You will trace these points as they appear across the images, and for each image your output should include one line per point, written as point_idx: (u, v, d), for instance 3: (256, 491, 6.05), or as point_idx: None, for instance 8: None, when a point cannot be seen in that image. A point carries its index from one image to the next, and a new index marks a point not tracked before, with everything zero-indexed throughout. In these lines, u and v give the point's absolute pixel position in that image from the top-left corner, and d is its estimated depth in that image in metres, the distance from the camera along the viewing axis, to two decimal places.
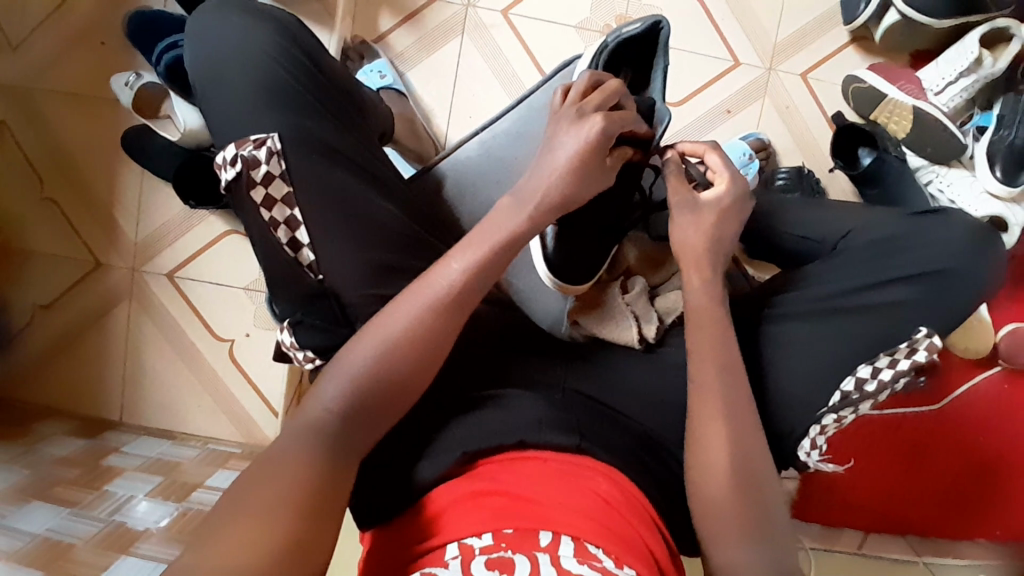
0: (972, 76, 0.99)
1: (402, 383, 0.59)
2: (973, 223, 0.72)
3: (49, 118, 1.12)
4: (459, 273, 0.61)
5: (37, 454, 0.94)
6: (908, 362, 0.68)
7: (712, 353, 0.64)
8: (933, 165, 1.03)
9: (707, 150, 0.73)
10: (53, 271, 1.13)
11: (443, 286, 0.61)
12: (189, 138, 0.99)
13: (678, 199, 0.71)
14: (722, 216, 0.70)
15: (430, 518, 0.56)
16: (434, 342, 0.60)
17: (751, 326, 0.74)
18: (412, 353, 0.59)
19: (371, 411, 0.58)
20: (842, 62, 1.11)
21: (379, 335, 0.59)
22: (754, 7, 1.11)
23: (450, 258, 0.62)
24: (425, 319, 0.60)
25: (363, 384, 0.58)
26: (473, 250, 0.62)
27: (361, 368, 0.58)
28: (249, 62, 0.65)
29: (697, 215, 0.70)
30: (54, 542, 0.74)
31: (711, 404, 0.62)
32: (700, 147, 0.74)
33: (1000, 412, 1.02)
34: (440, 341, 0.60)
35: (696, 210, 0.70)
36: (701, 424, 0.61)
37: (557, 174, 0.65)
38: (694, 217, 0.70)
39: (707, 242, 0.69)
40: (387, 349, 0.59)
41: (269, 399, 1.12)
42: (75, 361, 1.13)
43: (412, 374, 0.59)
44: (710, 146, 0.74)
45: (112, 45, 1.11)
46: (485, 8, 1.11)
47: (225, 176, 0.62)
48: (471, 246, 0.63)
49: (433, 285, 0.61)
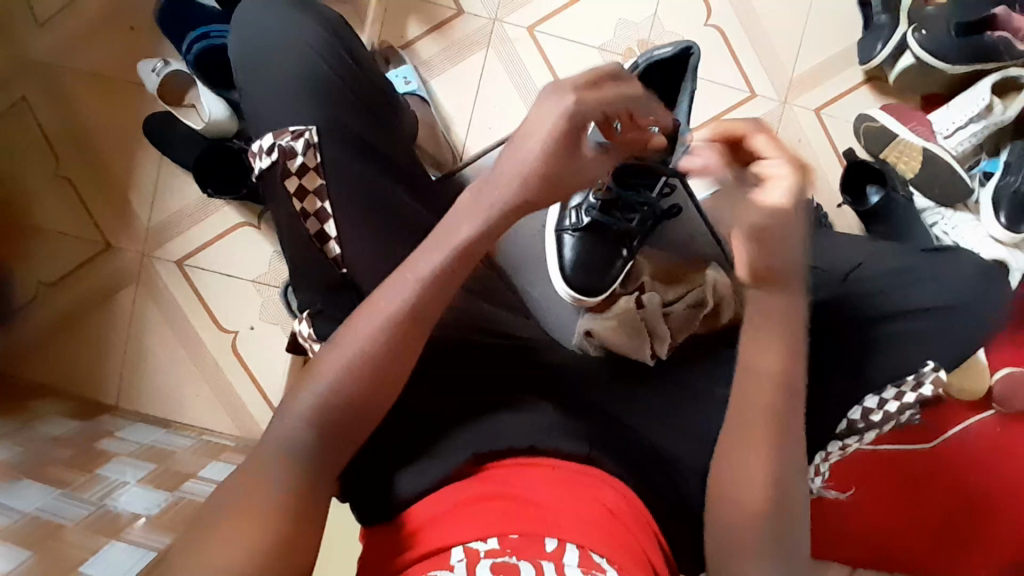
0: (981, 122, 1.03)
1: (387, 366, 0.58)
2: (977, 261, 0.74)
3: (71, 99, 1.12)
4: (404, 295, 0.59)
5: (30, 432, 0.94)
6: (913, 395, 0.71)
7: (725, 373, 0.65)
8: (939, 207, 1.06)
9: (749, 132, 0.63)
10: (62, 250, 1.13)
11: (392, 313, 0.58)
12: (213, 127, 0.99)
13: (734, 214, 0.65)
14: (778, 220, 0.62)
15: (407, 533, 0.56)
16: (387, 368, 0.58)
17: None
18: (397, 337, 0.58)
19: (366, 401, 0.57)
20: (857, 101, 1.13)
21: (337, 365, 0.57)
22: (773, 41, 1.14)
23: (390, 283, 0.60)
24: (377, 348, 0.58)
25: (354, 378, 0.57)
26: (445, 242, 0.61)
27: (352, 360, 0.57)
28: (293, 57, 0.67)
29: (757, 231, 0.62)
30: (43, 523, 0.73)
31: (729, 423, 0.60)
32: (740, 127, 0.64)
33: (993, 455, 1.03)
34: (393, 367, 0.58)
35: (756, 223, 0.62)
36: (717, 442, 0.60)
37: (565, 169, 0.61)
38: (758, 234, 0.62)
39: (783, 251, 0.62)
40: (376, 341, 0.58)
41: (267, 393, 1.11)
42: (75, 342, 1.12)
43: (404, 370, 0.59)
44: (751, 124, 0.63)
45: (140, 30, 1.12)
46: (512, 23, 1.13)
47: (261, 165, 0.65)
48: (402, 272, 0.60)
49: (382, 313, 0.59)
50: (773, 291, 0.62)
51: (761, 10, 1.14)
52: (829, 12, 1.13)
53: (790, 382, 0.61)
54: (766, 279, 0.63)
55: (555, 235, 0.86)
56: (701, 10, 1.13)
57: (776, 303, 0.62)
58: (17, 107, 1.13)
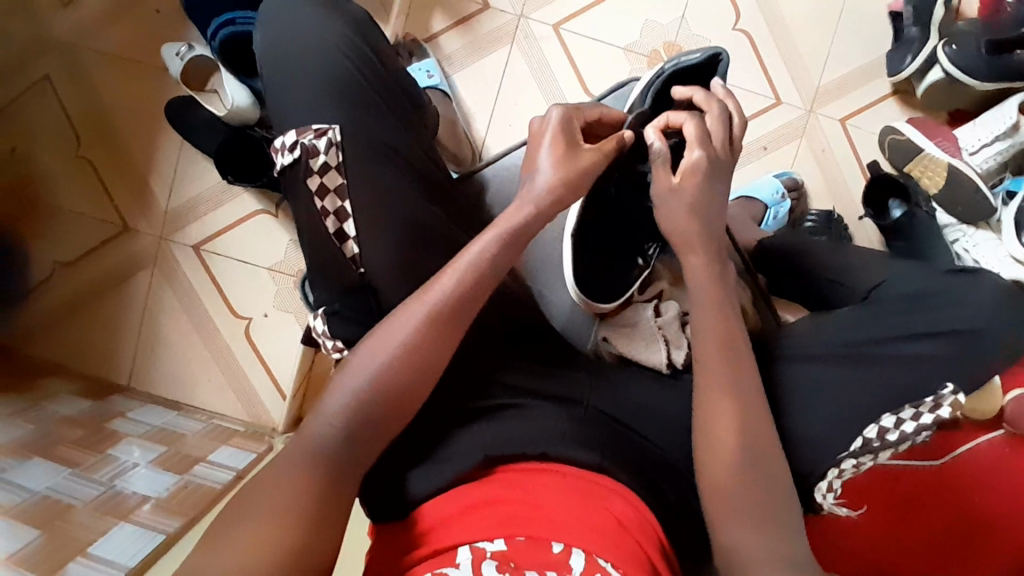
0: (1008, 140, 1.02)
1: (408, 385, 0.59)
2: (1001, 284, 0.73)
3: (94, 79, 1.13)
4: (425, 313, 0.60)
5: (43, 410, 0.95)
6: (931, 417, 0.70)
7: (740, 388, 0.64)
8: (960, 225, 1.05)
9: (686, 120, 0.69)
10: (79, 230, 1.14)
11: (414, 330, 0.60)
12: (235, 114, 0.98)
13: (658, 185, 0.68)
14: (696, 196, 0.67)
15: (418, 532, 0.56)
16: (409, 384, 0.59)
17: (793, 366, 0.73)
18: (437, 331, 0.61)
19: (397, 395, 0.59)
20: (882, 114, 1.11)
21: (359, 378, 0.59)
22: (801, 49, 1.12)
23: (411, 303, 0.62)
24: (399, 363, 0.59)
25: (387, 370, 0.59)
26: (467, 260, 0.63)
27: (395, 350, 0.59)
28: (320, 54, 0.67)
29: (675, 199, 0.67)
30: (54, 503, 0.74)
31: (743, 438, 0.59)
32: (680, 117, 0.69)
33: (1001, 479, 1.01)
34: (416, 383, 0.60)
35: (678, 192, 0.67)
36: (732, 454, 0.59)
37: (567, 172, 0.67)
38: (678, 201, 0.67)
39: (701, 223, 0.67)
40: (397, 357, 0.59)
41: (277, 380, 1.12)
42: (89, 322, 1.13)
43: (426, 375, 0.60)
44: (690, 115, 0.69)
45: (165, 13, 1.11)
46: (538, 20, 1.12)
47: (282, 161, 0.65)
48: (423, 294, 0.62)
49: (405, 329, 0.60)
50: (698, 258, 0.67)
51: (790, 17, 1.12)
52: (859, 22, 1.12)
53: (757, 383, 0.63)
54: (691, 245, 0.67)
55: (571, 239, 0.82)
56: (729, 15, 1.12)
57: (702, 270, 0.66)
58: (40, 85, 1.13)
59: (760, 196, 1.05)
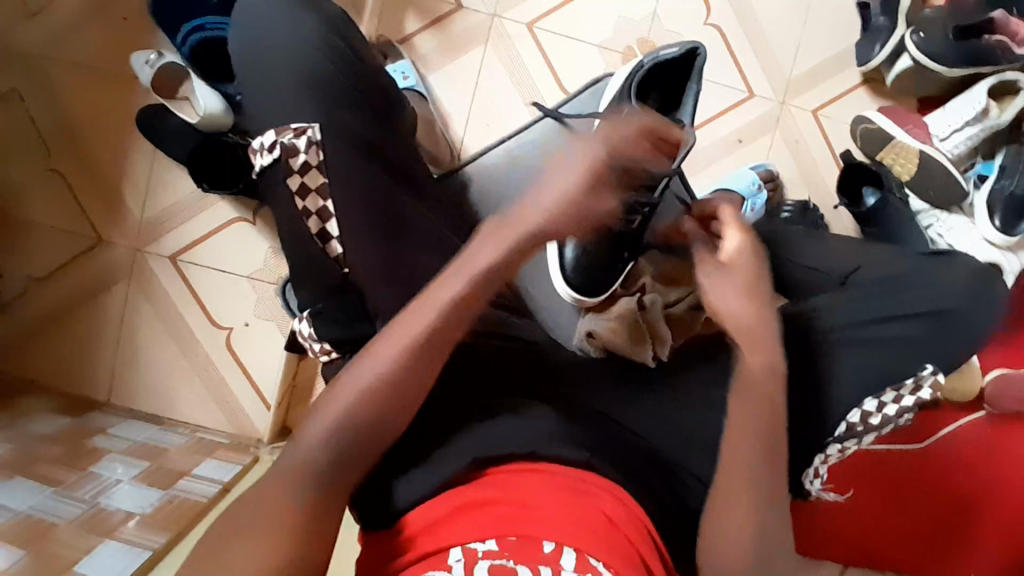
0: (978, 125, 1.04)
1: (404, 393, 0.58)
2: (974, 267, 0.75)
3: (61, 89, 1.10)
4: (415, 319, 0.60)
5: (21, 429, 0.92)
6: (912, 399, 0.70)
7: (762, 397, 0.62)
8: (934, 210, 1.07)
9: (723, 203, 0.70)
10: (51, 244, 1.11)
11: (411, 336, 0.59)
12: (207, 122, 0.96)
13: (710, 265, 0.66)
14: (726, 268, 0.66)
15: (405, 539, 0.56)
16: (399, 391, 0.58)
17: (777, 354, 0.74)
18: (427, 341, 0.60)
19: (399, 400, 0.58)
20: (853, 103, 1.13)
21: (348, 386, 0.58)
22: (772, 42, 1.14)
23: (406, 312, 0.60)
24: (387, 367, 0.58)
25: (382, 381, 0.58)
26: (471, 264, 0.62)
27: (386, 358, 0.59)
28: (296, 55, 0.66)
29: (725, 280, 0.65)
30: (36, 523, 0.73)
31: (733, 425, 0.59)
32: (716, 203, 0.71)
33: (982, 456, 1.03)
34: (406, 391, 0.59)
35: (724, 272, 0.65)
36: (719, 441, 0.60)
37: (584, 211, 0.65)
38: (728, 281, 0.65)
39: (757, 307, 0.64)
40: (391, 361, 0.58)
41: (260, 389, 1.10)
42: (65, 338, 1.11)
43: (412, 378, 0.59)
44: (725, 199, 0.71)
45: (133, 20, 1.09)
46: (511, 20, 1.12)
47: (262, 162, 0.64)
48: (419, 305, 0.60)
49: (401, 334, 0.59)
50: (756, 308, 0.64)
51: (761, 10, 1.13)
52: (828, 13, 1.13)
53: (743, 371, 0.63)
54: (750, 339, 0.63)
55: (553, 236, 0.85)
56: (700, 9, 1.13)
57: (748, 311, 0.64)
58: (7, 97, 1.11)
59: (737, 187, 1.06)
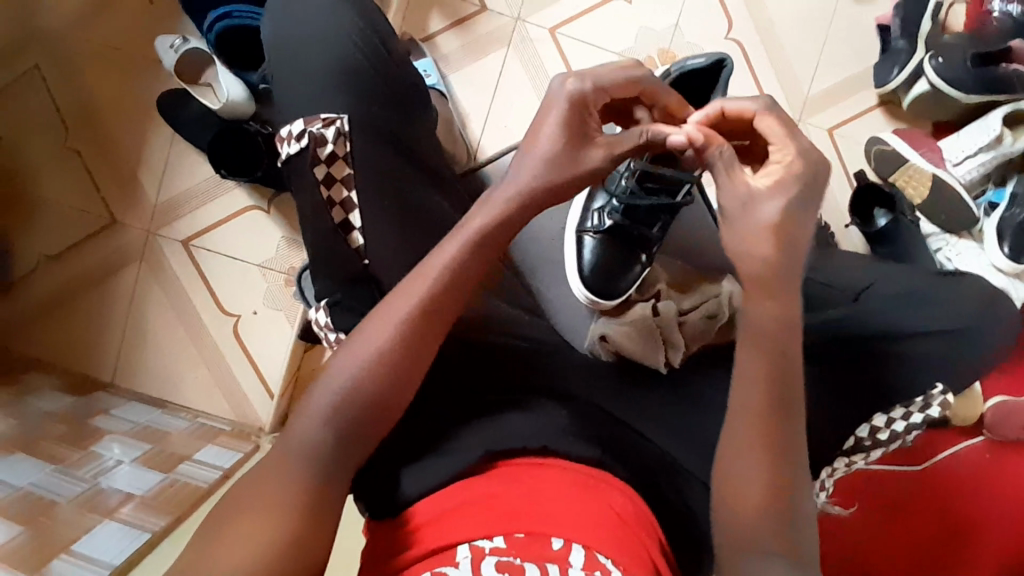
0: (990, 152, 1.05)
1: (402, 386, 0.58)
2: (982, 289, 0.77)
3: (83, 69, 1.11)
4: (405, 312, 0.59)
5: (25, 406, 0.92)
6: (920, 416, 0.72)
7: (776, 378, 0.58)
8: (945, 234, 1.07)
9: (757, 111, 0.62)
10: (65, 223, 1.11)
11: (394, 325, 0.58)
12: (228, 108, 0.97)
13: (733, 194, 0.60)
14: (789, 205, 0.59)
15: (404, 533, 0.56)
16: (400, 385, 0.58)
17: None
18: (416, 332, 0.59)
19: (380, 391, 0.57)
20: (869, 124, 1.14)
21: (339, 380, 0.57)
22: (792, 60, 1.15)
23: (396, 297, 0.59)
24: (383, 361, 0.58)
25: (365, 372, 0.57)
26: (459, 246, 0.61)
27: (375, 351, 0.58)
28: (329, 45, 0.66)
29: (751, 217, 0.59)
30: (37, 500, 0.73)
31: (743, 438, 0.58)
32: (750, 105, 0.63)
33: (984, 482, 1.03)
34: (409, 384, 0.59)
35: (752, 211, 0.59)
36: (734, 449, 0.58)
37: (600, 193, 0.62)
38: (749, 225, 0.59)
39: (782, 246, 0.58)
40: (386, 356, 0.58)
41: (266, 378, 1.10)
42: (73, 317, 1.11)
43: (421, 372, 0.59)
44: (760, 103, 0.63)
45: (159, 5, 1.10)
46: (534, 24, 1.13)
47: (289, 150, 0.65)
48: (406, 293, 0.60)
49: (386, 323, 0.58)
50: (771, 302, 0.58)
51: (781, 28, 1.14)
52: (848, 34, 1.14)
53: None
54: (762, 287, 0.58)
55: (574, 236, 0.86)
56: (721, 24, 1.14)
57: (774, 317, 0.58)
58: (28, 74, 1.11)
59: None
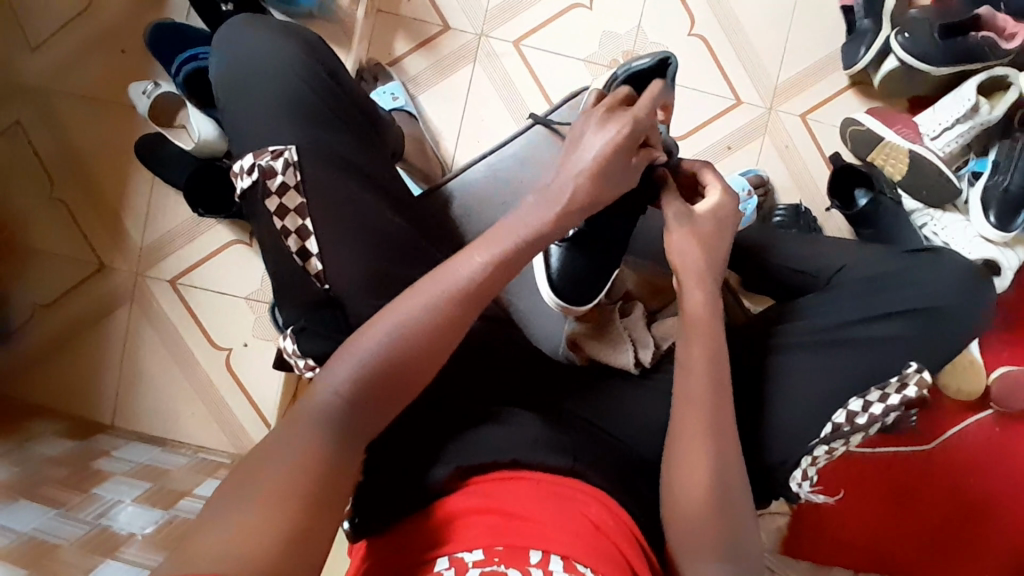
0: (968, 123, 1.03)
1: (378, 411, 0.57)
2: (963, 266, 0.74)
3: (65, 121, 1.14)
4: (388, 330, 0.58)
5: (27, 453, 0.94)
6: (898, 397, 0.70)
7: (715, 370, 0.62)
8: (927, 209, 1.07)
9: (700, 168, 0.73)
10: (57, 271, 1.14)
11: (375, 344, 0.58)
12: (202, 147, 1.01)
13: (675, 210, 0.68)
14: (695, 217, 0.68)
15: (394, 550, 0.56)
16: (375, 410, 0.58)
17: (766, 358, 0.74)
18: (400, 355, 0.58)
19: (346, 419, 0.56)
20: (841, 106, 1.13)
21: (322, 405, 0.55)
22: (757, 49, 1.15)
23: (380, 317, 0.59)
24: (360, 382, 0.57)
25: (353, 383, 0.57)
26: (447, 275, 0.61)
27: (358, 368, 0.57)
28: (273, 78, 0.68)
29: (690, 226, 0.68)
30: (38, 542, 0.74)
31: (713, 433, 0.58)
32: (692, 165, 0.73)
33: (989, 456, 1.01)
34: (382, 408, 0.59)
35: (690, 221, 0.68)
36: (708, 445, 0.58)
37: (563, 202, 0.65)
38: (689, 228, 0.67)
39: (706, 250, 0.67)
40: (363, 376, 0.57)
41: (260, 408, 1.11)
42: (70, 363, 1.13)
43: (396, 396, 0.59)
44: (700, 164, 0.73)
45: (132, 52, 1.13)
46: (498, 38, 1.14)
47: (242, 184, 0.66)
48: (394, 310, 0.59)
49: (367, 342, 0.58)
50: (702, 287, 0.65)
51: (745, 19, 1.14)
52: (813, 18, 1.14)
53: (721, 378, 0.62)
54: (697, 275, 0.66)
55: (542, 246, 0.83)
56: (684, 20, 1.14)
57: (700, 298, 0.65)
58: (11, 131, 1.14)
59: None
